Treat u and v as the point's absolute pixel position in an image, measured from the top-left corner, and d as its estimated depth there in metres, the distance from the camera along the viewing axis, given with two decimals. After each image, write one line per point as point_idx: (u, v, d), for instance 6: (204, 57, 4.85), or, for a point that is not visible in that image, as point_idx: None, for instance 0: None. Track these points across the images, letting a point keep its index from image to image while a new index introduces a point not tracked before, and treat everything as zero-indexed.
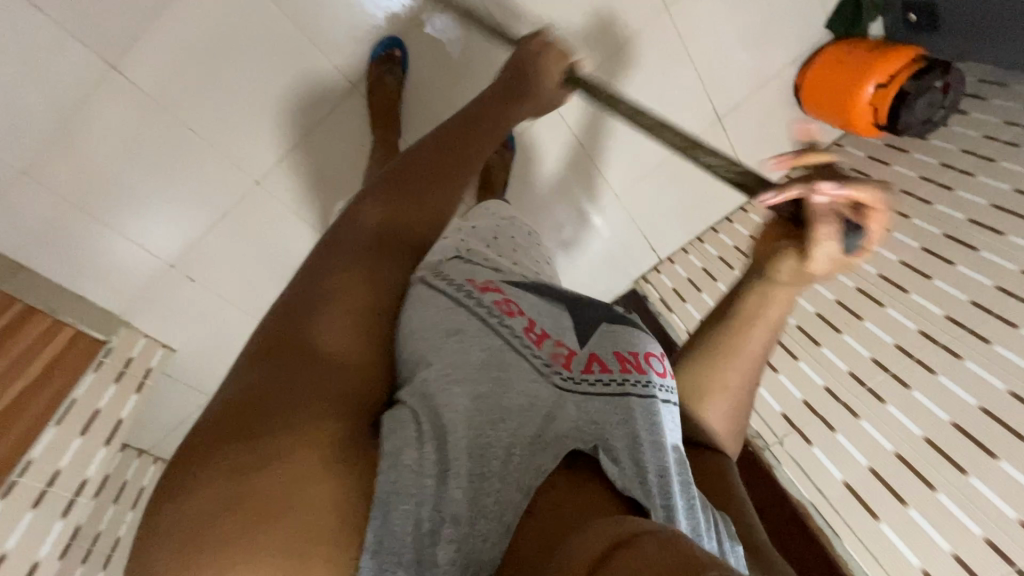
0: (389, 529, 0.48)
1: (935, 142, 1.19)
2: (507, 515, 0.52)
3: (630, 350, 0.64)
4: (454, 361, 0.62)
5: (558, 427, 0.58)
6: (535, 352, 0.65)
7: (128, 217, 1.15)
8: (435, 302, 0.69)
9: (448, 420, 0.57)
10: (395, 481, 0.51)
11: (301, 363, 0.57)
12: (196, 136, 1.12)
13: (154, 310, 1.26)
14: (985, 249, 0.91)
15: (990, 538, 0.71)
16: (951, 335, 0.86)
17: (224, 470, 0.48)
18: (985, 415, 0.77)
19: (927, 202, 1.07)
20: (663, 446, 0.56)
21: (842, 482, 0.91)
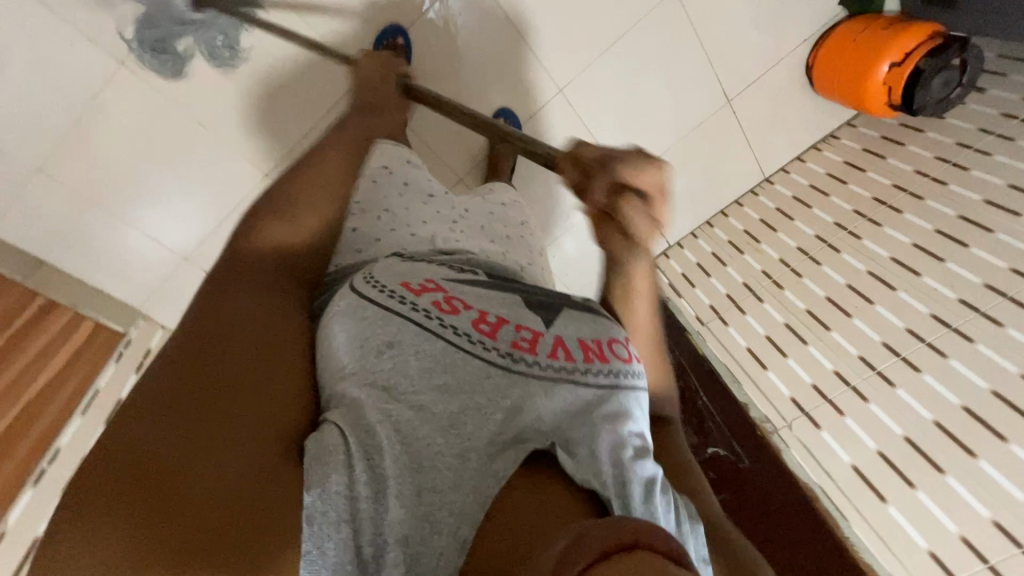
0: (321, 555, 0.40)
1: (974, 106, 1.08)
2: (463, 529, 0.47)
3: (594, 337, 0.59)
4: (388, 360, 0.52)
5: (520, 423, 0.53)
6: (490, 344, 0.55)
7: (143, 211, 1.18)
8: (357, 307, 0.55)
9: (385, 426, 0.48)
10: (325, 506, 0.41)
11: (182, 371, 0.45)
12: (205, 132, 1.16)
13: (171, 302, 1.29)
14: (1001, 231, 0.86)
15: (999, 520, 0.70)
16: (962, 318, 0.83)
17: (106, 520, 0.36)
18: (995, 398, 0.75)
19: (956, 173, 0.99)
20: (621, 435, 0.53)
21: (851, 465, 0.88)
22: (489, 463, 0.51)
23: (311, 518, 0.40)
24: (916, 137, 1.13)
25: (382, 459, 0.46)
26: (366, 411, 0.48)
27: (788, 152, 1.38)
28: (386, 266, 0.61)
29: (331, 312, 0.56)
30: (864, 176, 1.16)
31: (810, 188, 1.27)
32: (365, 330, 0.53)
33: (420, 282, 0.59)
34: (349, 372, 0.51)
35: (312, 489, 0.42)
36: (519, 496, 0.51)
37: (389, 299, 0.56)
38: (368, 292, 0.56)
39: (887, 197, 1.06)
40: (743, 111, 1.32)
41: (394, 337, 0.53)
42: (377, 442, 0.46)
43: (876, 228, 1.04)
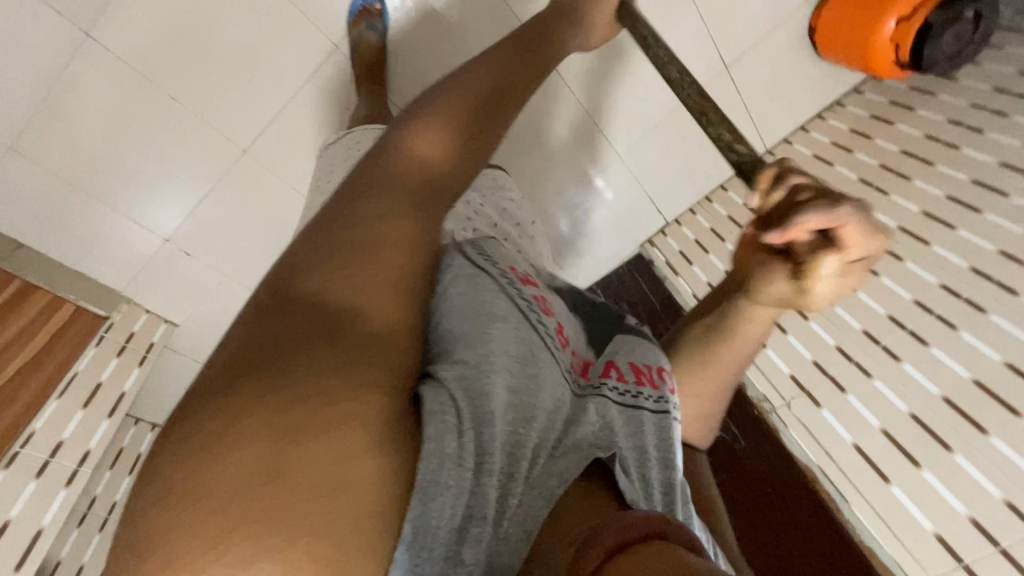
0: (421, 518, 0.38)
1: (990, 66, 1.04)
2: (528, 522, 0.43)
3: (644, 363, 0.60)
4: (498, 336, 0.50)
5: (580, 432, 0.50)
6: (563, 352, 0.56)
7: (121, 191, 1.14)
8: (475, 282, 0.54)
9: (492, 396, 0.45)
10: (434, 464, 0.39)
11: (334, 301, 0.42)
12: (177, 106, 1.11)
13: (155, 286, 1.25)
14: (1016, 194, 0.83)
15: (1011, 501, 0.68)
16: (974, 288, 0.81)
17: (236, 431, 0.34)
18: (1012, 371, 0.72)
19: (969, 136, 0.96)
20: (671, 465, 0.53)
21: (853, 445, 0.85)
22: (549, 464, 0.47)
23: (421, 477, 0.38)
24: (926, 101, 1.09)
25: (485, 431, 0.43)
26: (476, 376, 0.46)
27: (792, 121, 1.33)
28: (493, 249, 0.62)
29: (449, 274, 0.55)
30: (871, 144, 1.12)
31: (815, 158, 1.23)
32: (476, 300, 0.52)
33: (521, 275, 0.61)
34: (460, 332, 0.49)
35: (427, 443, 0.40)
36: (577, 501, 0.45)
37: (500, 279, 0.56)
38: (485, 266, 0.56)
39: (896, 164, 1.03)
40: (743, 80, 1.28)
41: (503, 315, 0.52)
42: (483, 412, 0.44)
43: (883, 196, 1.01)
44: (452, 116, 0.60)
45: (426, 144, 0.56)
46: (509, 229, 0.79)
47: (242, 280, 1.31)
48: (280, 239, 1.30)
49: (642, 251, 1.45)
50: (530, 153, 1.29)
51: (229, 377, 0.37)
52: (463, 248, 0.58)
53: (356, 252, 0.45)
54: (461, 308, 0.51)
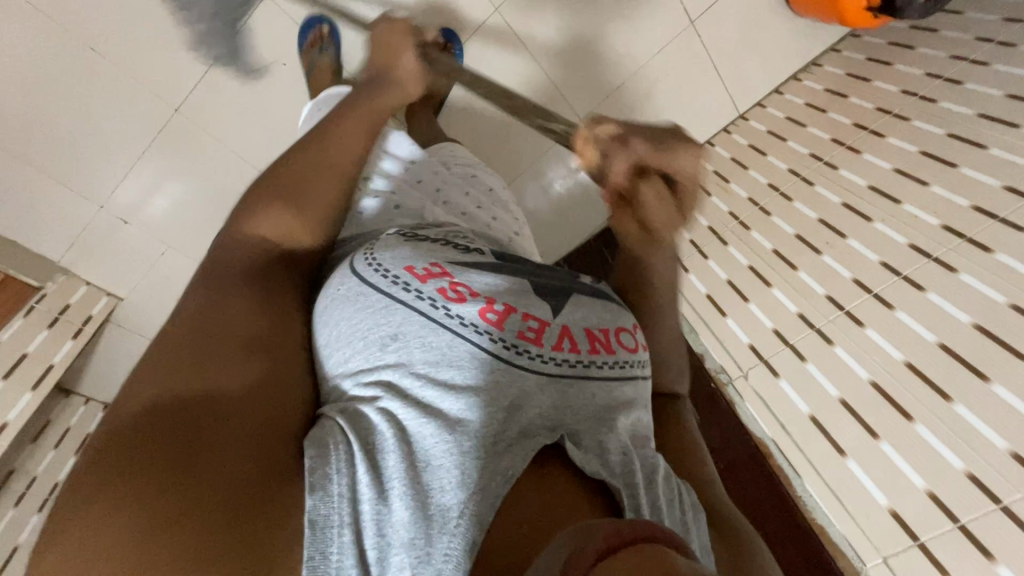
0: (325, 562, 0.37)
1: (974, 14, 0.99)
2: (471, 530, 0.40)
3: (600, 328, 0.55)
4: (392, 356, 0.48)
5: (523, 418, 0.47)
6: (495, 335, 0.49)
7: (44, 153, 1.05)
8: (362, 300, 0.50)
9: (388, 423, 0.44)
10: (327, 510, 0.38)
11: (185, 380, 0.43)
12: (98, 58, 1.01)
13: (93, 256, 1.17)
14: (995, 146, 0.80)
15: (972, 472, 0.65)
16: (947, 246, 0.77)
17: (112, 503, 0.35)
18: (978, 331, 0.69)
19: (948, 89, 0.92)
20: (613, 427, 0.50)
21: (808, 415, 0.85)
22: (494, 461, 0.44)
23: (313, 523, 0.38)
24: (906, 55, 1.06)
25: (386, 459, 0.43)
26: (368, 409, 0.45)
27: (766, 81, 1.29)
28: (390, 245, 0.55)
29: (332, 299, 0.52)
30: (847, 103, 1.09)
31: (786, 121, 1.20)
32: (361, 323, 0.49)
33: (425, 266, 0.52)
34: (354, 361, 0.49)
35: (314, 491, 0.39)
36: (535, 496, 0.44)
37: (387, 285, 0.50)
38: (371, 279, 0.51)
39: (869, 122, 1.01)
40: (712, 35, 1.22)
41: (397, 329, 0.48)
42: (379, 442, 0.44)
43: (855, 155, 0.98)
44: (292, 181, 0.61)
45: (276, 226, 0.59)
46: (470, 210, 0.76)
47: (186, 251, 1.24)
48: (226, 207, 1.22)
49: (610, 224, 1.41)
50: (482, 118, 1.23)
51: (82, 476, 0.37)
52: (354, 263, 0.54)
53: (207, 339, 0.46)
54: (348, 335, 0.50)
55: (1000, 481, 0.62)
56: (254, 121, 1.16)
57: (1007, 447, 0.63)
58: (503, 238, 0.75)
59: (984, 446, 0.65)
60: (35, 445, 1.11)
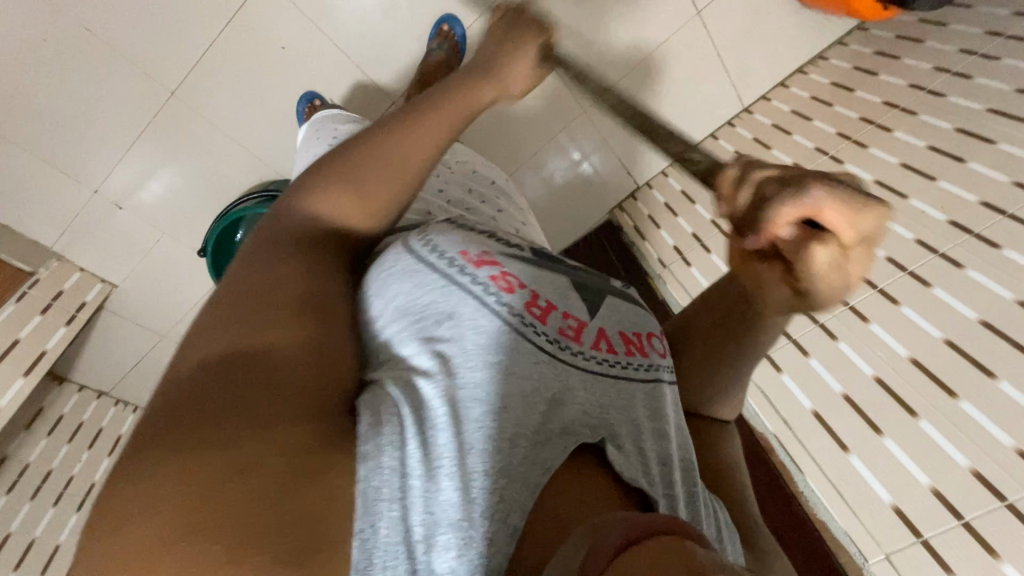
0: (374, 536, 0.34)
1: (983, 7, 0.98)
2: (512, 516, 0.37)
3: (634, 331, 0.55)
4: (446, 333, 0.45)
5: (566, 412, 0.44)
6: (538, 329, 0.48)
7: (37, 136, 1.03)
8: (416, 278, 0.48)
9: (443, 397, 0.41)
10: (378, 482, 0.36)
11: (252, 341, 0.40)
12: (92, 39, 0.99)
13: (89, 243, 1.16)
14: (1004, 141, 0.79)
15: (977, 469, 0.64)
16: (954, 242, 0.77)
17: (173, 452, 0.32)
18: (984, 328, 0.69)
19: (957, 83, 0.91)
20: (666, 434, 0.49)
21: (811, 411, 0.85)
22: (534, 451, 0.41)
23: (364, 495, 0.35)
24: (913, 48, 1.04)
25: (436, 437, 0.39)
26: (421, 381, 0.42)
27: (772, 74, 1.28)
28: (444, 229, 0.54)
29: (386, 273, 0.50)
30: (853, 96, 1.08)
31: (791, 114, 1.19)
32: (417, 296, 0.47)
33: (479, 253, 0.51)
34: (407, 333, 0.46)
35: (365, 459, 0.36)
36: (577, 489, 0.41)
37: (444, 266, 0.48)
38: (427, 258, 0.49)
39: (875, 117, 1.00)
40: (718, 26, 1.21)
41: (453, 307, 0.46)
42: (431, 418, 0.40)
43: (862, 150, 0.97)
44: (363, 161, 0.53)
45: (335, 207, 0.52)
46: (474, 206, 0.75)
47: (181, 237, 1.23)
48: (223, 194, 1.21)
49: (613, 218, 1.41)
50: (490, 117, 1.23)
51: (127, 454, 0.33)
52: (408, 240, 0.52)
53: (257, 299, 0.43)
54: (405, 313, 0.47)
55: (1005, 479, 0.62)
56: (252, 107, 1.14)
57: (1014, 445, 0.62)
58: (509, 230, 0.73)
59: (990, 444, 0.64)
60: (29, 431, 1.12)
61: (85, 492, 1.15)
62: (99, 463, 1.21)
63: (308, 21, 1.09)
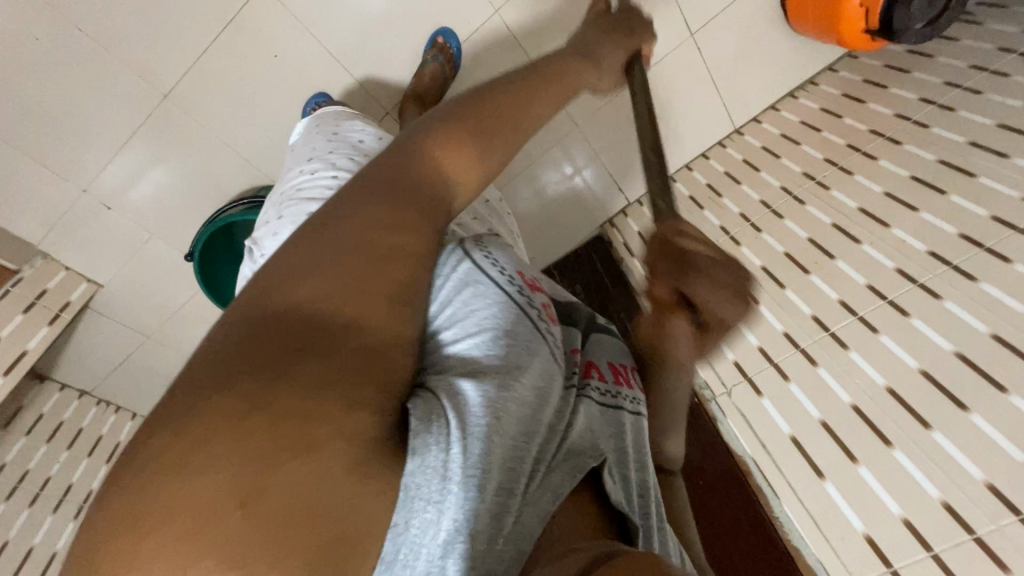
0: (403, 533, 0.32)
1: (968, 43, 1.00)
2: (522, 540, 0.37)
3: (620, 364, 0.59)
4: (498, 343, 0.44)
5: (570, 434, 0.46)
6: (557, 353, 0.51)
7: (26, 134, 1.03)
8: (480, 286, 0.48)
9: (485, 402, 0.39)
10: (421, 480, 0.33)
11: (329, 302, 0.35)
12: (84, 39, 0.98)
13: (75, 241, 1.15)
14: (984, 175, 0.80)
15: (948, 501, 0.65)
16: (932, 273, 0.78)
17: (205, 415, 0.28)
18: (959, 360, 0.70)
19: (941, 115, 0.93)
20: (645, 466, 0.52)
21: (789, 435, 0.86)
22: (547, 475, 0.42)
23: (405, 489, 0.33)
24: (901, 79, 1.06)
25: (475, 441, 0.36)
26: (469, 382, 0.40)
27: (764, 97, 1.30)
28: (503, 252, 0.57)
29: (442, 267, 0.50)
30: (840, 123, 1.10)
31: (781, 137, 1.20)
32: (476, 302, 0.47)
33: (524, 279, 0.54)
34: (457, 335, 0.45)
35: (414, 455, 0.34)
36: (573, 516, 0.43)
37: (506, 284, 0.50)
38: (489, 269, 0.51)
39: (862, 144, 1.01)
40: (710, 48, 1.23)
41: (505, 324, 0.46)
42: (472, 422, 0.38)
43: (847, 177, 0.98)
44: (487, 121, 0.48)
45: (454, 162, 0.45)
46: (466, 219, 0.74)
47: (170, 239, 1.22)
48: (214, 198, 1.21)
49: (602, 233, 1.42)
50: None
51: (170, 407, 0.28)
52: (468, 245, 0.53)
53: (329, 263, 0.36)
54: (455, 312, 0.46)
55: (974, 511, 0.63)
56: (247, 112, 1.14)
57: (984, 478, 0.63)
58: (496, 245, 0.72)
59: (960, 477, 0.65)
60: (6, 431, 1.11)
61: (62, 494, 1.14)
62: (77, 465, 1.20)
63: (303, 29, 1.08)
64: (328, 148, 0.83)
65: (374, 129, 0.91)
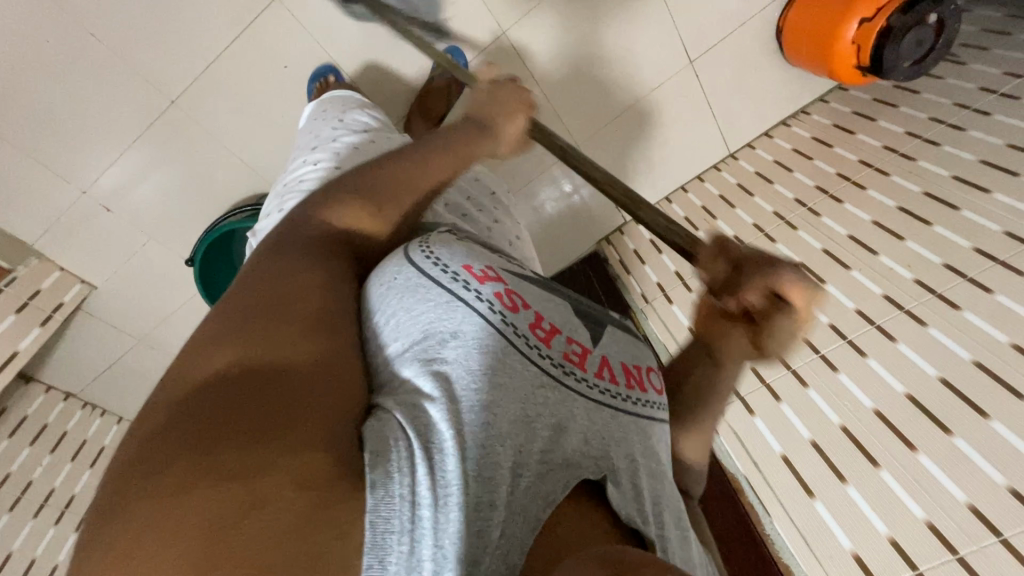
0: (383, 572, 0.33)
1: (952, 82, 1.06)
2: (511, 554, 0.38)
3: (635, 363, 0.54)
4: (452, 353, 0.45)
5: (567, 443, 0.44)
6: (543, 351, 0.48)
7: (31, 137, 1.04)
8: (424, 295, 0.49)
9: (448, 418, 0.41)
10: (387, 514, 0.35)
11: (258, 360, 0.41)
12: (94, 44, 1.00)
13: (71, 243, 1.15)
14: (967, 209, 0.84)
15: (932, 522, 0.68)
16: (917, 300, 0.81)
17: (155, 490, 0.32)
18: (944, 386, 0.73)
19: (927, 149, 0.97)
20: (659, 474, 0.50)
21: (781, 454, 0.88)
22: (535, 484, 0.41)
23: (373, 526, 0.34)
24: (888, 113, 1.11)
25: (442, 462, 0.38)
26: (427, 404, 0.42)
27: (758, 125, 1.35)
28: (446, 242, 0.55)
29: (388, 287, 0.52)
30: (832, 152, 1.14)
31: (774, 164, 1.25)
32: (423, 312, 0.48)
33: (482, 268, 0.52)
34: (411, 352, 0.46)
35: (375, 489, 0.35)
36: (578, 523, 0.42)
37: (448, 281, 0.49)
38: (430, 272, 0.50)
39: (851, 174, 1.05)
40: (707, 75, 1.27)
41: (457, 326, 0.46)
42: (437, 440, 0.40)
43: (837, 205, 1.02)
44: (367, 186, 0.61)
45: (349, 217, 0.60)
46: (472, 212, 0.77)
47: (168, 243, 1.22)
48: (217, 203, 1.21)
49: (599, 249, 1.46)
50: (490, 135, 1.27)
51: (140, 440, 0.35)
52: (409, 251, 0.54)
53: (274, 313, 0.46)
54: (405, 326, 0.48)
55: (956, 531, 0.66)
56: (252, 120, 1.15)
57: (966, 500, 0.66)
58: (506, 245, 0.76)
59: (943, 499, 0.68)
60: None
61: (44, 498, 1.12)
62: (60, 469, 1.18)
63: (312, 42, 1.10)
64: (335, 136, 0.85)
65: (379, 119, 0.93)
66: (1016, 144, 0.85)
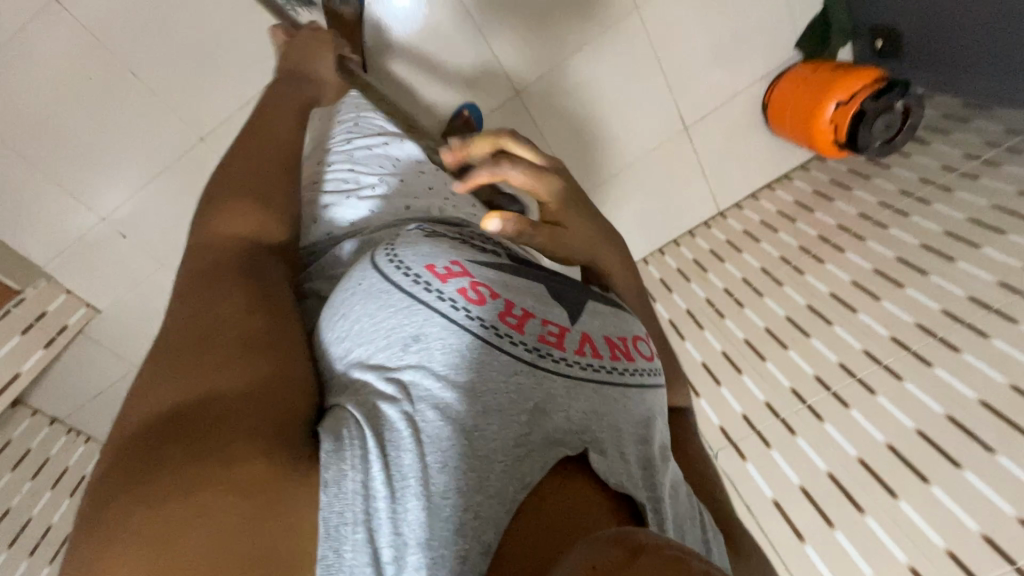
0: (338, 560, 0.35)
1: (920, 159, 1.15)
2: (486, 533, 0.39)
3: (619, 336, 0.55)
4: (413, 357, 0.44)
5: (547, 423, 0.45)
6: (515, 339, 0.47)
7: (60, 163, 1.09)
8: (383, 299, 0.47)
9: (409, 417, 0.41)
10: (341, 508, 0.37)
11: (183, 388, 0.40)
12: (133, 83, 1.07)
13: (84, 266, 1.18)
14: (937, 274, 0.91)
15: (915, 567, 0.71)
16: (894, 356, 0.86)
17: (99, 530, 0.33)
18: (919, 437, 0.77)
19: (899, 218, 1.05)
20: (649, 438, 0.51)
21: (772, 500, 0.89)
22: (513, 465, 0.42)
23: (326, 521, 0.36)
24: (863, 183, 1.20)
25: (400, 457, 0.39)
26: (387, 404, 0.42)
27: (745, 188, 1.44)
28: (410, 242, 0.54)
29: (350, 292, 0.50)
30: (813, 216, 1.21)
31: (761, 224, 1.32)
32: (384, 319, 0.46)
33: (446, 265, 0.50)
34: (370, 356, 0.46)
35: (327, 487, 0.37)
36: (562, 494, 0.44)
37: (410, 285, 0.48)
38: (394, 278, 0.48)
39: (832, 237, 1.12)
40: (699, 140, 1.36)
41: (418, 330, 0.45)
42: (394, 436, 0.40)
43: (819, 264, 1.08)
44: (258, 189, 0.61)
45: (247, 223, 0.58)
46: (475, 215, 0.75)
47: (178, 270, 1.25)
48: None
49: None
50: None
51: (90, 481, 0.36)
52: (374, 258, 0.52)
53: (203, 336, 0.44)
54: (366, 329, 0.47)
55: None
56: None
57: (946, 546, 0.69)
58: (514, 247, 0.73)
59: (925, 546, 0.71)
60: None
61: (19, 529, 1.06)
62: (41, 496, 1.12)
63: None
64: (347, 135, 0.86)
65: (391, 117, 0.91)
66: (978, 219, 0.93)
